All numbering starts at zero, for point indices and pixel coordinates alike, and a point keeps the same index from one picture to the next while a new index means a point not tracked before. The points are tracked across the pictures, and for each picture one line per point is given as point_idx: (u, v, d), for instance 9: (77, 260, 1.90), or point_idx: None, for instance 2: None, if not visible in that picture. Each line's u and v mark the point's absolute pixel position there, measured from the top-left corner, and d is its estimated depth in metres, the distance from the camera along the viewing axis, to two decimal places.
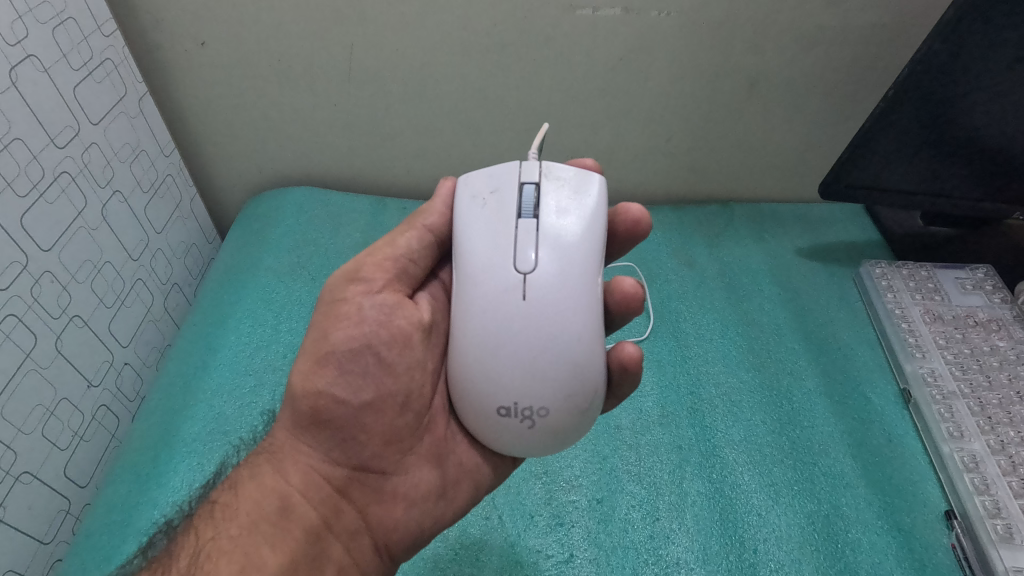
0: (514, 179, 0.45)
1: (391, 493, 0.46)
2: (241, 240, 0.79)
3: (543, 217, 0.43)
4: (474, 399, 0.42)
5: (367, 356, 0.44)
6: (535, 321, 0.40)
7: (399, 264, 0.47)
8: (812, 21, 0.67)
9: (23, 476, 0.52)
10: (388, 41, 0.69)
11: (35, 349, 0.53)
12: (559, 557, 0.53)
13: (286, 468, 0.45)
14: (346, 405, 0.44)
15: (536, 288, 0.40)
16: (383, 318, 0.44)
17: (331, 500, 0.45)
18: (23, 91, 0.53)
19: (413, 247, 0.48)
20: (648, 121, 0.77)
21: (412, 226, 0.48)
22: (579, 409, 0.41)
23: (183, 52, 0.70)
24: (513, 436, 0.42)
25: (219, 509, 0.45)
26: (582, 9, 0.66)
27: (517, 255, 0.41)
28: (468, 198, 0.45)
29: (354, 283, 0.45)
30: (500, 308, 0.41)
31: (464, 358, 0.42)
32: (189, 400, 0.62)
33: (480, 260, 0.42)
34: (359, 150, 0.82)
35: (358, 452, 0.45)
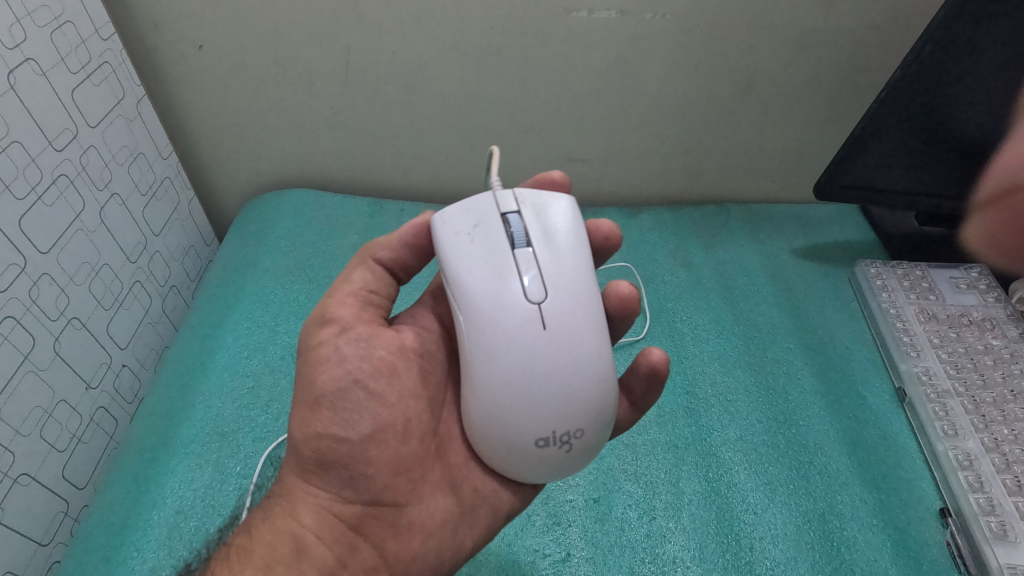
0: (491, 209, 0.40)
1: (409, 526, 0.42)
2: (238, 243, 0.78)
3: (537, 245, 0.39)
4: (496, 435, 0.38)
5: (355, 392, 0.41)
6: (562, 349, 0.37)
7: (360, 298, 0.44)
8: (804, 23, 0.68)
9: (22, 477, 0.52)
10: (382, 42, 0.68)
11: (34, 351, 0.53)
12: (557, 556, 0.52)
13: (296, 510, 0.42)
14: (347, 443, 0.40)
15: (555, 317, 0.37)
16: (362, 353, 0.42)
17: (346, 538, 0.41)
18: (22, 96, 0.52)
19: (370, 280, 0.45)
20: (642, 122, 0.77)
21: (364, 261, 0.45)
22: (607, 423, 0.39)
23: (181, 54, 0.70)
24: (550, 464, 0.38)
25: (235, 552, 0.41)
26: (578, 12, 0.66)
27: (527, 288, 0.37)
28: (448, 233, 0.40)
29: (324, 326, 0.43)
30: (521, 343, 0.36)
31: (488, 398, 0.38)
32: (186, 402, 0.61)
33: (484, 296, 0.37)
34: (353, 151, 0.81)
35: (369, 485, 0.41)
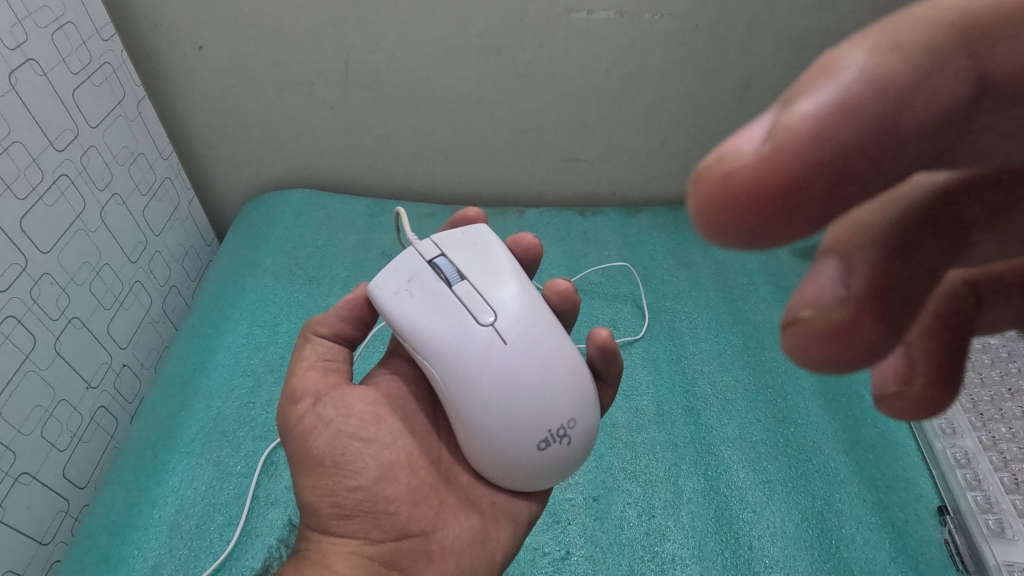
0: (417, 261, 0.41)
1: (440, 550, 0.41)
2: (239, 244, 0.78)
3: (471, 276, 0.39)
4: (491, 453, 0.38)
5: (344, 441, 0.41)
6: (527, 357, 0.37)
7: (323, 369, 0.43)
8: (801, 22, 0.68)
9: (23, 477, 0.52)
10: (383, 43, 0.68)
11: (35, 350, 0.53)
12: (556, 554, 0.52)
13: (327, 559, 0.40)
14: (360, 489, 0.40)
15: (511, 330, 0.37)
16: (342, 413, 0.41)
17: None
18: (23, 96, 0.52)
19: (327, 351, 0.44)
20: (641, 123, 0.77)
21: (311, 339, 0.44)
22: (594, 407, 0.39)
23: (182, 56, 0.70)
24: (556, 465, 0.38)
25: None
26: (577, 12, 0.66)
27: (476, 316, 0.37)
28: (386, 295, 0.40)
29: (298, 399, 0.42)
30: (489, 362, 0.36)
31: (477, 424, 0.37)
32: (186, 400, 0.61)
33: (440, 335, 0.37)
34: (353, 152, 0.81)
35: (394, 519, 0.40)
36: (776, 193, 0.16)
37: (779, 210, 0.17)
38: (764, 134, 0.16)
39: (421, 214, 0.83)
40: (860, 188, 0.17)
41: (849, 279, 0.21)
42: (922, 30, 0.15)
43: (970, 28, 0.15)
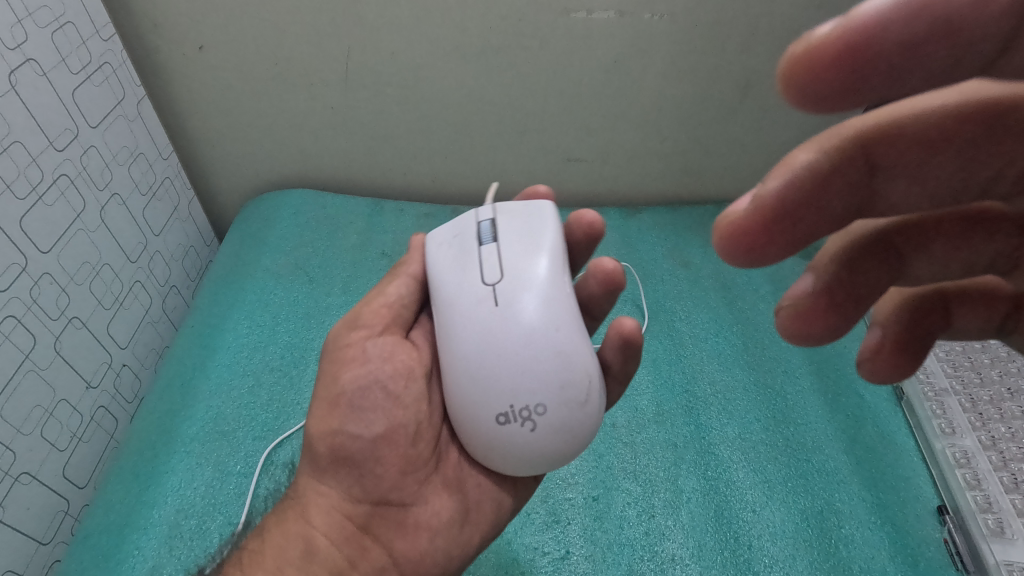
0: (471, 220, 0.44)
1: (415, 525, 0.42)
2: (239, 244, 0.78)
3: (501, 238, 0.41)
4: (468, 418, 0.39)
5: (375, 391, 0.40)
6: (509, 322, 0.37)
7: (395, 309, 0.44)
8: (803, 23, 0.68)
9: (23, 477, 0.52)
10: (383, 43, 0.68)
11: (35, 350, 0.53)
12: (555, 554, 0.52)
13: (308, 511, 0.42)
14: (361, 440, 0.40)
15: (504, 294, 0.38)
16: (386, 357, 0.41)
17: (354, 537, 0.41)
18: (23, 96, 0.52)
19: (404, 293, 0.45)
20: (642, 122, 0.77)
21: (397, 275, 0.46)
22: (581, 405, 0.37)
23: (181, 56, 0.70)
24: (522, 448, 0.37)
25: (247, 556, 0.41)
26: (577, 12, 0.66)
27: (483, 273, 0.40)
28: (434, 246, 0.45)
29: (354, 330, 0.43)
30: (473, 320, 0.38)
31: (453, 378, 0.39)
32: (186, 399, 0.61)
33: (447, 287, 0.41)
34: (354, 150, 0.81)
35: (378, 484, 0.41)
36: (762, 225, 0.22)
37: (769, 231, 0.22)
38: (750, 202, 0.23)
39: (421, 213, 0.83)
40: (814, 226, 0.23)
41: (812, 278, 0.26)
42: (836, 137, 0.22)
43: (865, 137, 0.22)
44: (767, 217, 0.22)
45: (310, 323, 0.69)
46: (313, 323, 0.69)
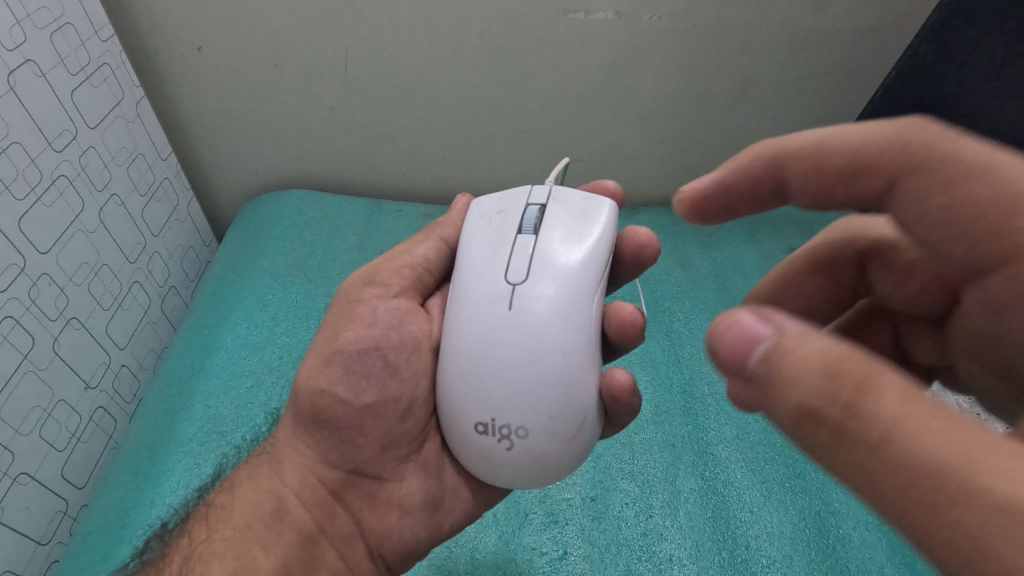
0: (522, 200, 0.44)
1: (386, 501, 0.44)
2: (238, 243, 0.78)
3: (540, 233, 0.41)
4: (454, 415, 0.39)
5: (375, 357, 0.41)
6: (518, 332, 0.37)
7: (416, 272, 0.46)
8: (803, 24, 0.68)
9: (22, 477, 0.52)
10: (382, 44, 0.68)
11: (33, 351, 0.53)
12: (553, 554, 0.52)
13: (281, 471, 0.43)
14: (347, 406, 0.41)
15: (523, 301, 0.38)
16: (394, 323, 0.42)
17: (325, 504, 0.43)
18: (22, 96, 0.53)
19: (430, 257, 0.47)
20: (639, 122, 0.77)
21: (428, 236, 0.47)
22: (564, 439, 0.38)
23: (180, 57, 0.70)
24: (494, 460, 0.39)
25: (213, 511, 0.42)
26: (576, 13, 0.66)
27: (510, 268, 0.40)
28: (478, 216, 0.45)
29: (370, 286, 0.44)
30: (482, 318, 0.39)
31: (449, 368, 0.40)
32: (183, 398, 0.61)
33: (471, 270, 0.41)
34: (354, 151, 0.81)
35: (355, 454, 0.42)
36: (715, 210, 0.40)
37: (720, 211, 0.40)
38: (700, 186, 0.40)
39: (419, 214, 0.83)
40: (753, 207, 0.40)
41: None
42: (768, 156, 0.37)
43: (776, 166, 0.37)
44: (720, 208, 0.40)
45: (309, 324, 0.69)
46: (310, 325, 0.69)
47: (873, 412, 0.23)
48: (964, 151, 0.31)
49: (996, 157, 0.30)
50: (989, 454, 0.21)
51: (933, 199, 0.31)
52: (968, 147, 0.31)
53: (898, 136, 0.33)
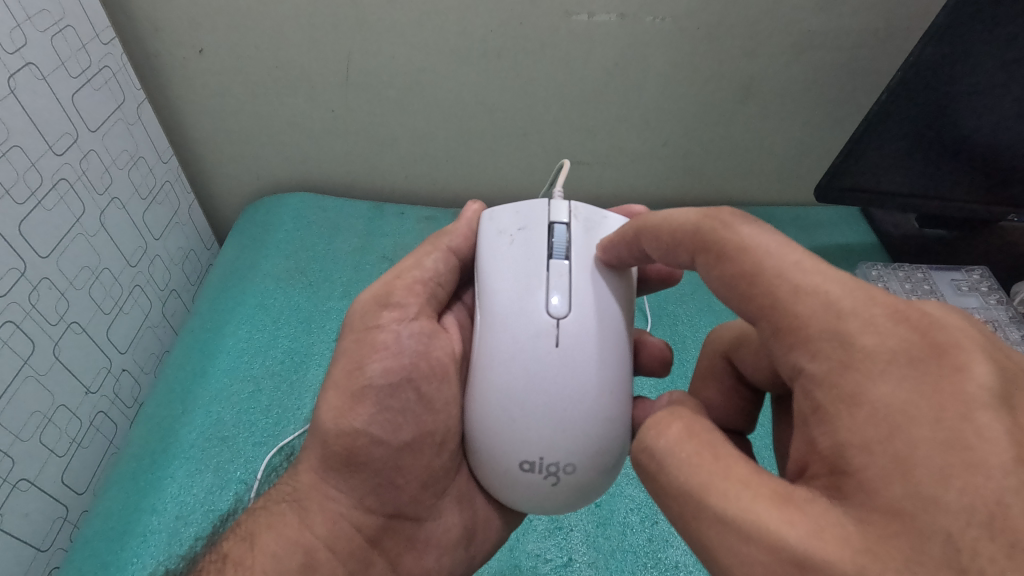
0: (542, 216, 0.42)
1: (425, 541, 0.44)
2: (238, 248, 0.77)
3: (573, 260, 0.40)
4: (494, 454, 0.39)
5: (408, 391, 0.41)
6: (568, 369, 0.37)
7: (428, 289, 0.45)
8: (806, 26, 0.67)
9: (21, 483, 0.52)
10: (384, 47, 0.68)
11: (33, 356, 0.53)
12: (558, 561, 0.51)
13: (310, 517, 0.41)
14: (383, 446, 0.41)
15: (571, 336, 0.38)
16: (421, 350, 0.42)
17: (360, 553, 0.42)
18: (22, 100, 0.52)
19: (439, 269, 0.46)
20: (641, 124, 0.77)
21: (435, 248, 0.47)
22: (604, 467, 0.39)
23: (182, 59, 0.70)
24: (536, 491, 0.38)
25: (230, 564, 0.39)
26: (578, 15, 0.65)
27: (548, 299, 0.38)
28: (495, 232, 0.43)
29: (387, 309, 0.43)
30: (529, 353, 0.37)
31: (483, 400, 0.39)
32: (188, 406, 0.61)
33: (505, 299, 0.39)
34: (356, 155, 0.81)
35: (396, 497, 0.43)
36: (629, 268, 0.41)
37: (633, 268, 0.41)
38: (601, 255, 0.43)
39: (421, 217, 0.83)
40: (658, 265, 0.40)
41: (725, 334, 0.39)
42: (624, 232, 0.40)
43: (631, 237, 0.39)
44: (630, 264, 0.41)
45: (310, 327, 0.69)
46: (312, 330, 0.69)
47: (660, 445, 0.31)
48: (734, 233, 0.31)
49: (766, 239, 0.30)
50: (733, 485, 0.27)
51: (711, 269, 0.32)
52: (738, 232, 0.31)
53: (699, 216, 0.34)
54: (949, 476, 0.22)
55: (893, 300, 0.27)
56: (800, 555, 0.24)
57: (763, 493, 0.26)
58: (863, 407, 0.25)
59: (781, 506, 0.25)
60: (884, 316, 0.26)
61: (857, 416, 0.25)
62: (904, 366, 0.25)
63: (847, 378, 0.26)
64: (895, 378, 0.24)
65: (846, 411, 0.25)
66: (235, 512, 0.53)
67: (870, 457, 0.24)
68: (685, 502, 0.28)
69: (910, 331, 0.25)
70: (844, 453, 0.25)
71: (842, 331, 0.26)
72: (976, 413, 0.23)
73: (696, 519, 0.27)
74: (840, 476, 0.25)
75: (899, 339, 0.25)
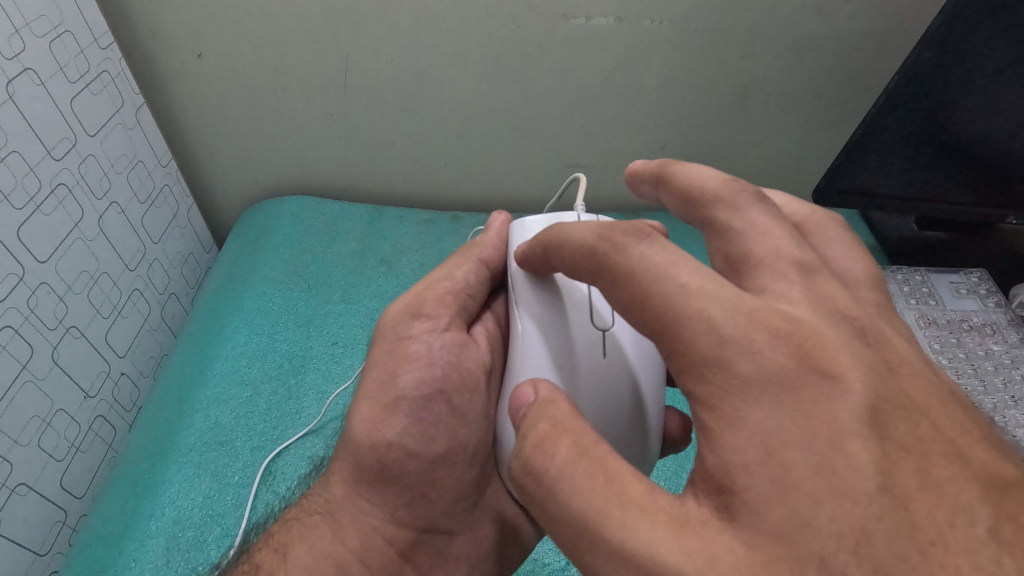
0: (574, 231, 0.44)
1: (456, 556, 0.44)
2: (238, 251, 0.78)
3: None
4: None
5: (440, 402, 0.41)
6: (616, 378, 0.39)
7: (459, 300, 0.45)
8: (805, 29, 0.67)
9: (19, 488, 0.52)
10: (382, 51, 0.68)
11: (31, 361, 0.53)
12: (556, 564, 0.52)
13: (341, 530, 0.41)
14: (417, 459, 0.41)
15: (614, 346, 0.40)
16: (452, 360, 0.42)
17: (393, 566, 0.42)
18: (20, 106, 0.52)
19: (470, 281, 0.46)
20: (640, 128, 0.77)
21: (467, 258, 0.47)
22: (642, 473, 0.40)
23: (181, 63, 0.70)
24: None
25: None
26: (576, 19, 0.65)
27: (595, 310, 0.40)
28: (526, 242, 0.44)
29: (418, 320, 0.43)
30: (574, 362, 0.39)
31: None
32: (186, 411, 0.61)
33: (541, 310, 0.41)
34: (356, 159, 0.81)
35: (429, 511, 0.42)
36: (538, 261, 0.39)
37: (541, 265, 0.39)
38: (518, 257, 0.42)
39: (421, 220, 0.83)
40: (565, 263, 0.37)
41: None
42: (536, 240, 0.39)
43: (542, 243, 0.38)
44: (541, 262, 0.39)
45: (309, 330, 0.69)
46: (311, 332, 0.69)
47: (547, 468, 0.28)
48: (626, 255, 0.29)
49: (661, 257, 0.28)
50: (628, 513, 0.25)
51: (609, 293, 0.30)
52: (629, 254, 0.29)
53: (597, 234, 0.32)
54: (819, 503, 0.22)
55: (775, 321, 0.25)
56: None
57: None
58: (743, 430, 0.24)
59: (678, 533, 0.24)
60: (762, 338, 0.25)
61: (738, 439, 0.24)
62: (786, 391, 0.24)
63: (729, 403, 0.25)
64: (769, 403, 0.24)
65: (729, 435, 0.24)
66: (235, 524, 0.53)
67: (751, 477, 0.23)
68: (574, 529, 0.26)
69: (787, 357, 0.25)
70: (727, 474, 0.24)
71: (721, 358, 0.25)
72: (845, 441, 0.23)
73: None
74: (726, 499, 0.24)
75: (776, 364, 0.24)
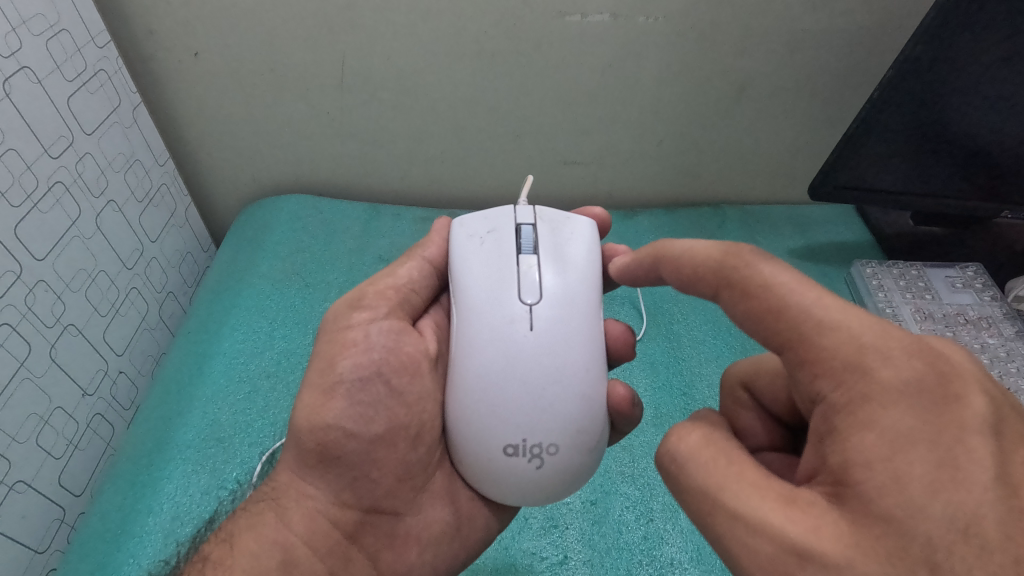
0: (508, 219, 0.44)
1: (406, 536, 0.44)
2: (237, 249, 0.78)
3: (542, 254, 0.42)
4: (477, 445, 0.39)
5: (378, 384, 0.41)
6: (546, 353, 0.38)
7: (402, 294, 0.46)
8: (799, 25, 0.68)
9: (18, 485, 0.52)
10: (377, 48, 0.68)
11: (29, 358, 0.53)
12: (553, 559, 0.53)
13: (287, 516, 0.42)
14: (356, 438, 0.41)
15: (543, 322, 0.39)
16: (390, 346, 0.42)
17: (340, 548, 0.42)
18: (17, 103, 0.52)
19: (413, 277, 0.47)
20: (635, 125, 0.77)
21: (411, 257, 0.48)
22: (588, 451, 0.39)
23: (177, 63, 0.70)
24: (523, 480, 0.39)
25: (210, 567, 0.40)
26: (572, 16, 0.65)
27: (521, 289, 0.40)
28: (464, 236, 0.44)
29: (358, 310, 0.43)
30: (504, 341, 0.38)
31: (462, 393, 0.40)
32: (182, 408, 0.61)
33: (473, 296, 0.41)
34: (352, 157, 0.81)
35: (371, 491, 0.42)
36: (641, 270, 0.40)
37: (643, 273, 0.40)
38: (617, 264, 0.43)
39: (418, 218, 0.83)
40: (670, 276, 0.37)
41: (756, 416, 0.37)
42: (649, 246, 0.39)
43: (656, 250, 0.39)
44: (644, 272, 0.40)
45: (307, 327, 0.70)
46: (310, 329, 0.69)
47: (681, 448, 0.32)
48: (756, 271, 0.31)
49: (785, 276, 0.30)
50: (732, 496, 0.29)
51: (733, 305, 0.32)
52: (762, 270, 0.31)
53: (722, 250, 0.33)
54: (936, 491, 0.24)
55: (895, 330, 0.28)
56: (798, 555, 0.26)
57: (768, 494, 0.28)
58: (874, 430, 0.26)
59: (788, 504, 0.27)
60: (901, 351, 0.27)
61: (865, 438, 0.26)
62: (914, 397, 0.26)
63: (865, 407, 0.27)
64: None
65: (857, 436, 0.26)
66: (224, 518, 0.53)
67: (870, 471, 0.25)
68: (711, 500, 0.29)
69: None
70: (848, 469, 0.26)
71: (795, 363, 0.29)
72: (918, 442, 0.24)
73: (716, 507, 0.29)
74: (841, 487, 0.26)
75: (913, 371, 0.26)
